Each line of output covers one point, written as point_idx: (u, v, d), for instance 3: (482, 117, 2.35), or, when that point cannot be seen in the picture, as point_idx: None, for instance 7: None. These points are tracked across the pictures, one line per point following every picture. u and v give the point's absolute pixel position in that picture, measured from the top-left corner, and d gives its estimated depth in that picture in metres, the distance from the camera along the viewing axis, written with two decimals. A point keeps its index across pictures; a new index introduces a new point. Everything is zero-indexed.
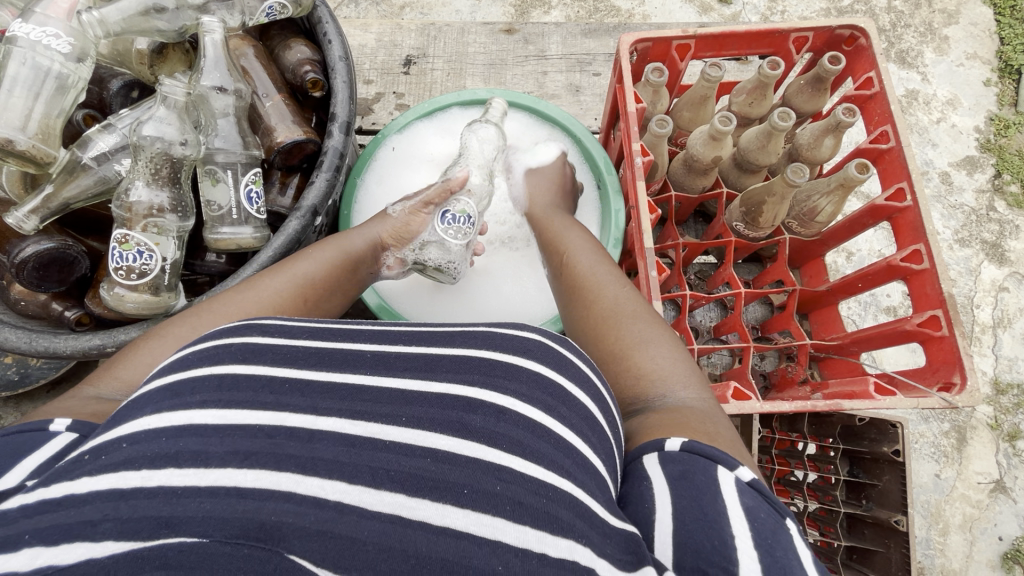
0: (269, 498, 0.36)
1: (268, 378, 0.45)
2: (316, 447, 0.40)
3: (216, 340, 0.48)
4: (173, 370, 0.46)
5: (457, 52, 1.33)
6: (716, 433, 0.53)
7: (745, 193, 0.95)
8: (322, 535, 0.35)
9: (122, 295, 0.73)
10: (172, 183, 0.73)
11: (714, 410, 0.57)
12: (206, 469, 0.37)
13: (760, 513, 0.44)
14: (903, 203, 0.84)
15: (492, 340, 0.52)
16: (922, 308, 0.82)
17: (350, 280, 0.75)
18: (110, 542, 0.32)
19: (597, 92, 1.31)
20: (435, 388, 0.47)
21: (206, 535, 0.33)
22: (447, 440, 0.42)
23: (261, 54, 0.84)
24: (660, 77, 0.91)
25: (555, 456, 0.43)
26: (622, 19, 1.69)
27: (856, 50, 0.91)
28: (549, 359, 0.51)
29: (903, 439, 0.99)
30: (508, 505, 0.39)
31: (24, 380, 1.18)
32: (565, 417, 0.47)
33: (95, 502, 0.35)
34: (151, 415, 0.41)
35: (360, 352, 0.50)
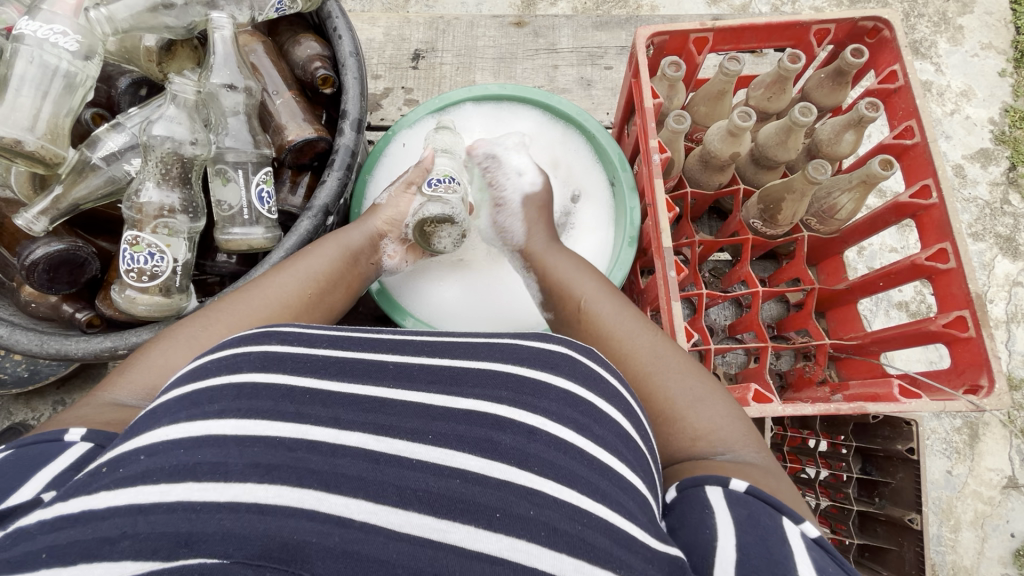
0: (292, 515, 0.35)
1: (288, 388, 0.44)
2: (338, 462, 0.39)
3: (234, 348, 0.47)
4: (190, 380, 0.45)
5: (465, 45, 1.30)
6: (779, 491, 0.51)
7: (764, 189, 0.93)
8: (348, 556, 0.34)
9: (134, 298, 0.72)
10: (182, 183, 0.72)
11: (774, 466, 0.55)
12: (226, 484, 0.36)
13: (829, 567, 0.43)
14: (929, 200, 0.81)
15: (517, 353, 0.51)
16: (946, 308, 0.80)
17: (352, 274, 0.75)
18: (131, 563, 0.32)
19: (608, 86, 1.29)
20: (462, 405, 0.46)
21: (227, 555, 0.32)
22: (476, 461, 0.41)
23: (271, 50, 0.83)
24: (677, 72, 0.89)
25: (592, 479, 0.42)
26: (630, 10, 1.66)
27: (879, 42, 0.89)
28: (580, 374, 0.50)
29: (917, 437, 0.97)
30: (543, 530, 0.38)
31: (34, 377, 1.18)
32: (600, 437, 0.46)
33: (113, 518, 0.34)
34: (168, 426, 0.40)
35: (381, 363, 0.49)
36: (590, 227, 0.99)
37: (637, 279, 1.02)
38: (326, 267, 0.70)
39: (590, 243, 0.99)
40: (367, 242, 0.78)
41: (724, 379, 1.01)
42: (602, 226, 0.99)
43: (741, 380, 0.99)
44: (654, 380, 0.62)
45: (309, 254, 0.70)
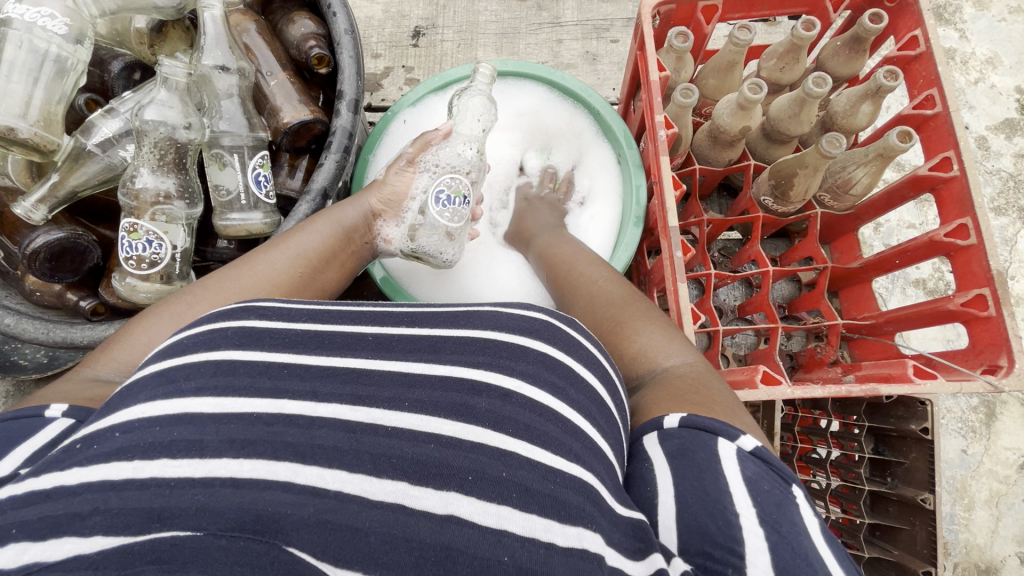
0: (268, 489, 0.35)
1: (266, 364, 0.44)
2: (316, 434, 0.39)
3: (211, 324, 0.47)
4: (166, 356, 0.44)
5: (467, 20, 1.27)
6: (710, 392, 0.52)
7: (775, 165, 0.90)
8: (322, 525, 0.34)
9: (135, 285, 0.72)
10: (178, 169, 0.71)
11: (706, 367, 0.58)
12: (200, 460, 0.36)
13: (764, 485, 0.42)
14: (949, 172, 0.78)
15: (498, 320, 0.50)
16: (966, 286, 0.77)
17: (345, 253, 0.72)
18: (101, 536, 0.31)
19: (614, 60, 1.25)
20: (439, 370, 0.45)
21: (200, 527, 0.32)
22: (451, 425, 0.41)
23: (264, 29, 0.80)
24: (684, 42, 0.85)
25: (565, 440, 0.42)
26: None
27: (900, 6, 0.84)
28: (557, 340, 0.49)
29: (932, 417, 0.94)
30: (514, 492, 0.38)
31: (53, 362, 1.20)
32: (572, 398, 0.45)
33: (84, 494, 0.33)
34: (144, 403, 0.39)
35: (359, 334, 0.49)
36: (596, 207, 0.97)
37: (643, 260, 1.00)
38: (319, 243, 0.69)
39: (595, 224, 0.96)
40: (362, 221, 0.75)
41: (733, 360, 0.99)
42: (606, 205, 0.97)
43: (750, 361, 0.98)
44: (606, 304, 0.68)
45: (303, 229, 0.69)
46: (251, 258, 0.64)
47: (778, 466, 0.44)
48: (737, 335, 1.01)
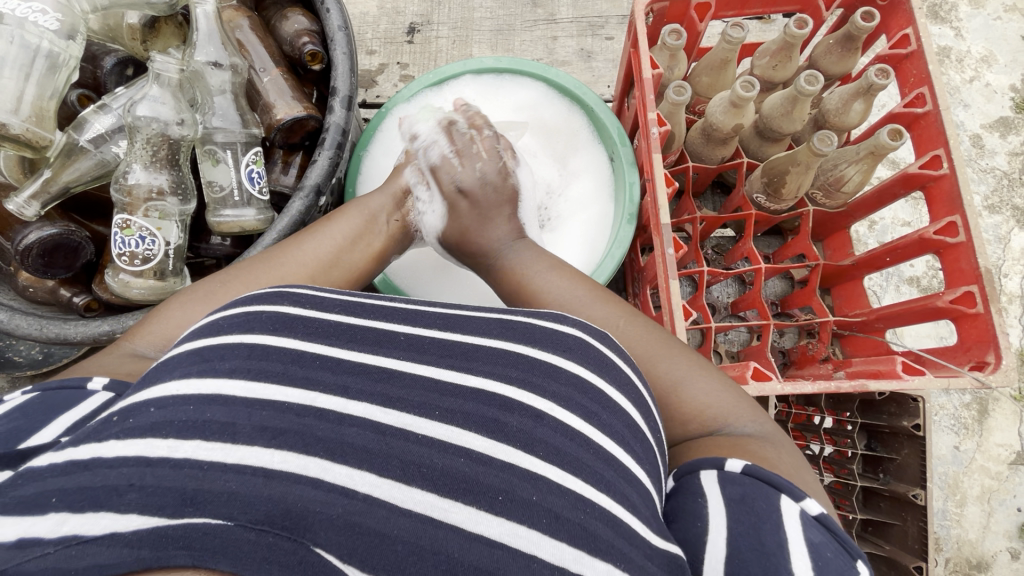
0: (297, 482, 0.36)
1: (298, 352, 0.46)
2: (347, 431, 0.41)
3: (253, 306, 0.49)
4: (201, 335, 0.46)
5: (462, 17, 1.27)
6: (776, 463, 0.51)
7: (768, 163, 0.90)
8: (350, 527, 0.35)
9: (127, 282, 0.72)
10: (170, 165, 0.71)
11: (771, 432, 0.55)
12: (232, 445, 0.37)
13: (827, 552, 0.43)
14: (939, 170, 0.78)
15: (531, 334, 0.51)
16: (955, 283, 0.78)
17: (374, 242, 0.72)
18: (136, 515, 0.32)
19: (610, 58, 1.25)
20: (471, 382, 0.47)
21: (231, 518, 0.32)
22: (481, 441, 0.42)
23: (257, 25, 0.80)
24: (677, 40, 0.85)
25: (597, 467, 0.43)
26: None
27: (892, 4, 0.84)
28: (592, 360, 0.50)
29: (924, 413, 0.95)
30: (544, 517, 0.39)
31: (48, 359, 1.20)
32: (606, 425, 0.47)
33: (120, 467, 0.35)
34: (179, 380, 0.42)
35: (393, 334, 0.50)
36: (591, 204, 0.97)
37: (637, 257, 1.00)
38: (350, 232, 0.70)
39: (591, 219, 0.97)
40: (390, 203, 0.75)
41: (725, 357, 0.99)
42: (601, 201, 0.97)
43: (742, 357, 0.98)
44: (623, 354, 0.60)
45: (336, 218, 0.71)
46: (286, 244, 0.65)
47: (845, 542, 0.45)
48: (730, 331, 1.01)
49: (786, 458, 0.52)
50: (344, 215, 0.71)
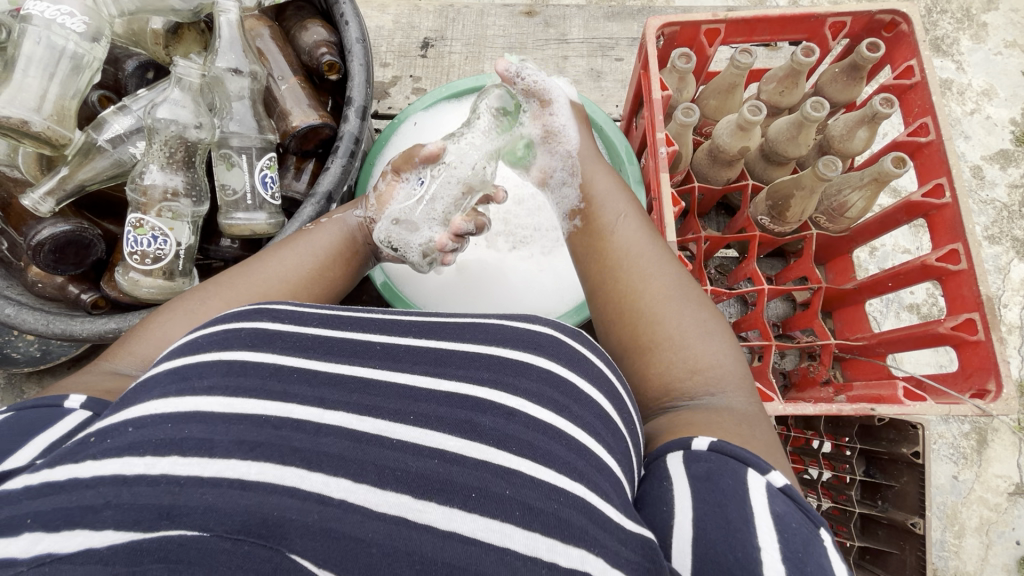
0: (274, 491, 0.37)
1: (276, 367, 0.47)
2: (322, 441, 0.41)
3: (226, 325, 0.50)
4: (181, 354, 0.47)
5: (475, 34, 1.30)
6: (752, 439, 0.52)
7: (773, 185, 0.92)
8: (326, 533, 0.35)
9: (138, 280, 0.72)
10: (186, 167, 0.72)
11: (757, 412, 0.56)
12: (209, 459, 0.38)
13: (792, 522, 0.42)
14: (942, 200, 0.80)
15: (501, 334, 0.53)
16: (956, 311, 0.79)
17: (350, 253, 0.73)
18: (111, 532, 0.33)
19: (618, 78, 1.27)
20: (444, 386, 0.48)
21: (206, 529, 0.33)
22: (454, 441, 0.43)
23: (277, 35, 0.82)
24: (686, 64, 0.87)
25: (569, 458, 0.44)
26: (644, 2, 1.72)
27: (896, 36, 0.87)
28: (563, 356, 0.52)
29: (923, 441, 0.95)
30: (518, 510, 0.39)
31: (45, 357, 1.21)
32: (577, 415, 0.48)
33: (97, 487, 0.35)
34: (156, 398, 0.42)
35: (367, 342, 0.52)
36: None
37: None
38: (325, 246, 0.70)
39: None
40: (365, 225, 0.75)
41: None
42: None
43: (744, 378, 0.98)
44: (670, 303, 0.62)
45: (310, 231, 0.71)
46: (265, 256, 0.66)
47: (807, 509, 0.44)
48: None
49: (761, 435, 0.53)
50: (316, 228, 0.71)
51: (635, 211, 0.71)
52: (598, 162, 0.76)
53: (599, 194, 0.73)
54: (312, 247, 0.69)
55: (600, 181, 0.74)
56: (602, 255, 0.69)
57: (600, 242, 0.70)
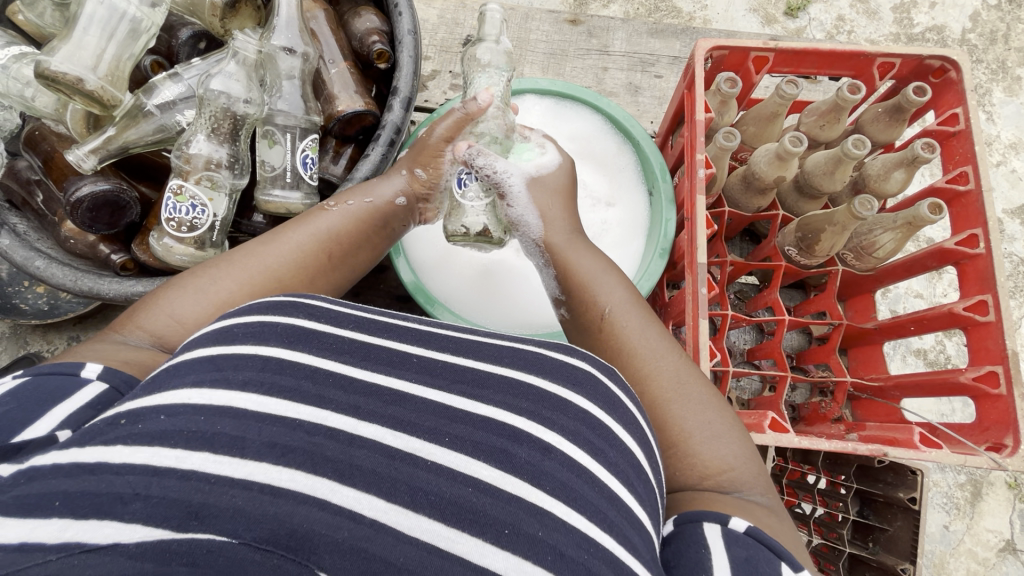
0: (304, 502, 0.39)
1: (313, 368, 0.49)
2: (356, 454, 0.44)
3: (260, 315, 0.51)
4: (215, 342, 0.49)
5: (518, 36, 1.30)
6: (781, 532, 0.53)
7: (803, 218, 0.92)
8: (355, 552, 0.37)
9: (171, 247, 0.72)
10: (231, 140, 0.73)
11: (777, 506, 0.57)
12: (241, 460, 0.40)
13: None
14: (975, 249, 0.80)
15: (541, 364, 0.54)
16: (979, 362, 0.79)
17: (375, 232, 0.74)
18: (140, 527, 0.34)
19: (656, 95, 1.28)
20: (482, 410, 0.50)
21: (235, 535, 0.35)
22: (489, 471, 0.45)
23: (332, 18, 0.83)
24: (732, 88, 0.87)
25: (600, 505, 0.45)
26: (683, 21, 1.75)
27: (944, 83, 0.87)
28: (601, 396, 0.53)
29: (921, 487, 0.94)
30: (549, 555, 0.41)
31: (51, 311, 1.22)
32: (610, 461, 0.49)
33: (127, 475, 0.37)
34: (192, 388, 0.44)
35: (405, 355, 0.53)
36: (623, 236, 0.98)
37: (663, 292, 1.01)
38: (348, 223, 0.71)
39: (620, 249, 0.97)
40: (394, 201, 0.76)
41: (736, 403, 1.00)
42: (632, 232, 0.98)
43: (754, 407, 0.98)
44: (665, 396, 0.62)
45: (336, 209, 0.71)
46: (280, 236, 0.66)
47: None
48: (742, 379, 1.02)
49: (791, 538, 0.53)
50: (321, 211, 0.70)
51: (632, 296, 0.70)
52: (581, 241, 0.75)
53: (589, 278, 0.71)
54: (313, 229, 0.67)
55: (590, 262, 0.72)
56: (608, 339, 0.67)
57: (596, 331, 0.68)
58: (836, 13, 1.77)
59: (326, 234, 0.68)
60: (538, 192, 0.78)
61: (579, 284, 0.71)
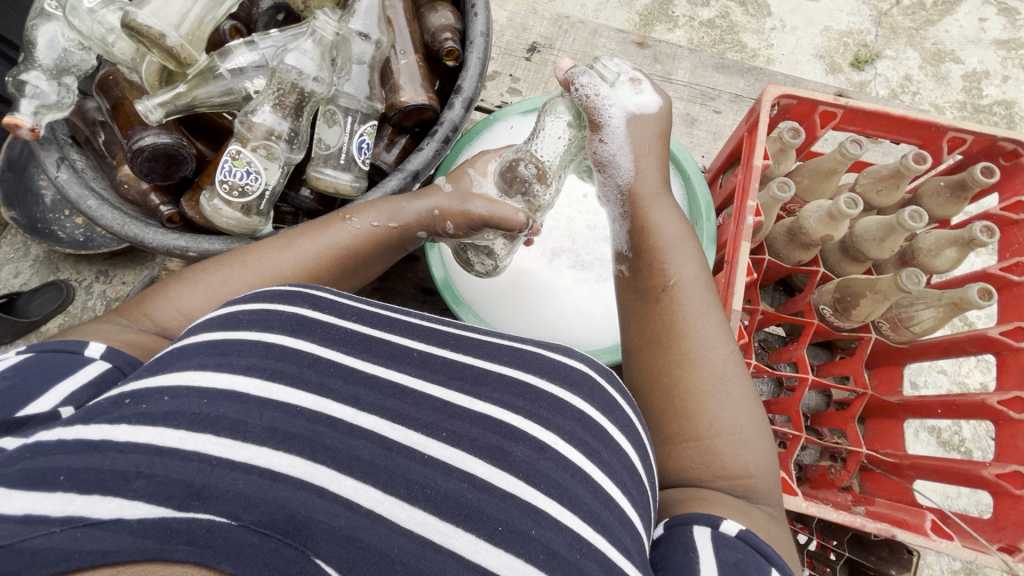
0: (303, 488, 0.40)
1: (313, 357, 0.50)
2: (354, 443, 0.44)
3: (271, 303, 0.53)
4: (221, 328, 0.50)
5: (583, 51, 1.30)
6: (779, 544, 0.54)
7: (845, 279, 0.91)
8: (350, 541, 0.38)
9: (219, 208, 0.74)
10: (294, 114, 0.75)
11: (779, 515, 0.59)
12: (243, 443, 0.41)
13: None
14: (1019, 343, 0.78)
15: (538, 364, 0.55)
16: (1004, 458, 0.77)
17: (395, 248, 0.72)
18: (142, 504, 0.35)
19: (712, 129, 1.26)
20: (480, 407, 0.50)
21: (235, 518, 0.35)
22: (485, 467, 0.46)
23: (409, 9, 0.83)
24: (794, 139, 0.86)
25: (594, 505, 0.46)
26: (745, 56, 1.74)
27: (1014, 167, 0.84)
28: (597, 398, 0.54)
29: (914, 568, 0.92)
30: (542, 555, 0.41)
31: (87, 244, 1.29)
32: (605, 462, 0.50)
33: (130, 454, 0.38)
34: (196, 370, 0.45)
35: (407, 349, 0.54)
36: None
37: None
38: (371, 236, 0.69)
39: None
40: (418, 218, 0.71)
41: None
42: None
43: None
44: (707, 385, 0.60)
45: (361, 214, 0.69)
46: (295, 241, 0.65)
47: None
48: None
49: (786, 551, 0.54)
50: (338, 224, 0.68)
51: (703, 274, 0.67)
52: (665, 205, 0.71)
53: (663, 244, 0.68)
54: (330, 241, 0.66)
55: (669, 228, 0.69)
56: (660, 313, 0.65)
57: (650, 298, 0.66)
58: (903, 72, 1.74)
59: (339, 249, 0.67)
60: (638, 131, 0.71)
61: (647, 248, 0.68)
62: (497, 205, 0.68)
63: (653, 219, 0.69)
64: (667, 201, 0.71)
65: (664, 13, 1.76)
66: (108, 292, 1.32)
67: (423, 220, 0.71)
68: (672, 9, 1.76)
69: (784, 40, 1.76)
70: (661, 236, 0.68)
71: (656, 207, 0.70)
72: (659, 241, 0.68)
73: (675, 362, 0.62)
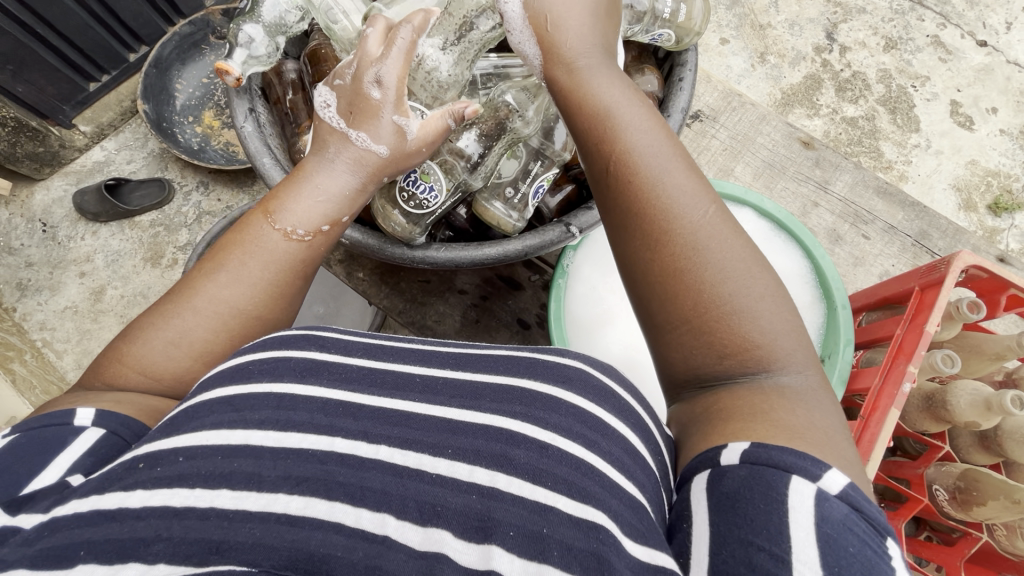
0: (319, 527, 0.38)
1: (323, 401, 0.48)
2: (365, 476, 0.42)
3: (278, 352, 0.52)
4: (234, 381, 0.49)
5: (746, 132, 1.27)
6: (810, 428, 0.44)
7: (971, 467, 0.84)
8: (369, 571, 0.36)
9: (392, 213, 0.74)
10: (489, 145, 0.75)
11: (819, 388, 0.49)
12: (257, 493, 0.40)
13: (849, 546, 0.37)
14: None
15: (534, 367, 0.53)
16: None
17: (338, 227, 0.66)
18: (162, 565, 0.35)
19: (854, 253, 1.21)
20: (479, 418, 0.48)
21: (255, 564, 0.35)
22: (484, 472, 0.43)
23: None
24: (971, 312, 0.80)
25: (603, 495, 0.42)
26: (878, 164, 1.66)
27: None
28: (591, 391, 0.50)
29: None
30: (556, 550, 0.38)
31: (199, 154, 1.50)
32: (605, 453, 0.45)
33: (148, 520, 0.38)
34: (210, 430, 0.44)
35: (409, 375, 0.53)
36: None
37: None
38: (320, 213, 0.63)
39: None
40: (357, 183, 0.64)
41: None
42: None
43: None
44: (697, 257, 0.52)
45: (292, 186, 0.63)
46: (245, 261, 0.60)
47: (870, 515, 0.39)
48: None
49: (833, 422, 0.46)
50: (279, 237, 0.61)
51: (654, 124, 0.58)
52: (597, 56, 0.60)
53: (609, 105, 0.58)
54: (273, 253, 0.61)
55: (596, 77, 0.59)
56: (627, 187, 0.55)
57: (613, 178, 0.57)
58: None
59: (298, 261, 0.62)
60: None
61: (594, 117, 0.58)
62: (428, 126, 0.65)
63: (583, 75, 0.60)
64: (603, 60, 0.60)
65: (809, 97, 1.70)
66: (202, 203, 1.55)
67: (365, 190, 0.65)
68: (818, 96, 1.70)
69: (924, 159, 1.67)
70: (591, 88, 0.59)
71: (590, 60, 0.60)
72: (600, 100, 0.58)
73: (661, 240, 0.53)
